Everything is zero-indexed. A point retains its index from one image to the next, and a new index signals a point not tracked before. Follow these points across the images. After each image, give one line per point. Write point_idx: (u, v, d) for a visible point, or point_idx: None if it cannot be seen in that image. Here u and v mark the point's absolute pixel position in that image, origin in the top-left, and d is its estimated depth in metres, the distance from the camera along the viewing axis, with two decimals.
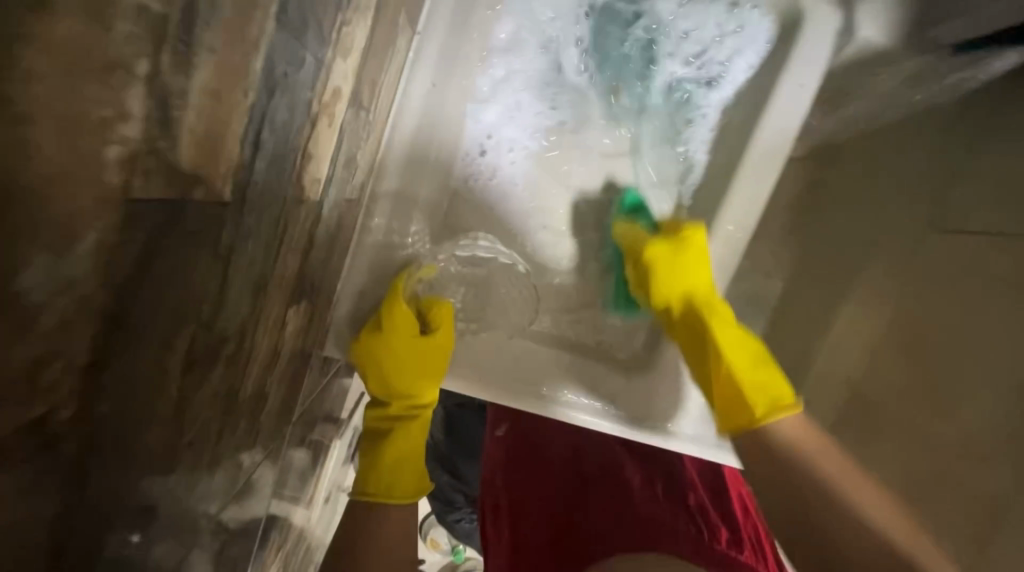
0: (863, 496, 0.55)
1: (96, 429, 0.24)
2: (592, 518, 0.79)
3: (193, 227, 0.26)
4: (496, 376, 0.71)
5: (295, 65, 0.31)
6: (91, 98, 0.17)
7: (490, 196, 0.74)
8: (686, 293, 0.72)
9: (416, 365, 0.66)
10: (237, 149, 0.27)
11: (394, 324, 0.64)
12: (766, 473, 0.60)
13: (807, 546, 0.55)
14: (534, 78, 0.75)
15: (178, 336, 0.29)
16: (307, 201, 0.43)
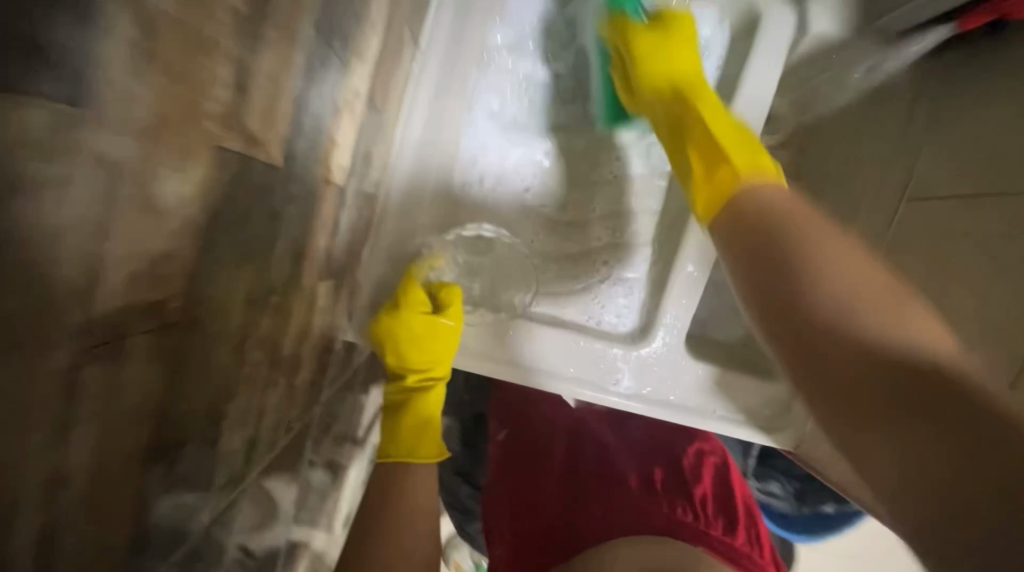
0: (906, 317, 0.42)
1: (187, 331, 0.31)
2: (592, 503, 0.84)
3: (255, 180, 0.34)
4: (498, 352, 0.79)
5: (324, 65, 0.40)
6: (203, 67, 0.26)
7: (486, 184, 0.82)
8: (675, 109, 0.70)
9: (434, 335, 0.72)
10: (285, 123, 0.36)
11: (409, 297, 0.72)
12: (766, 213, 0.51)
13: (909, 377, 0.39)
14: (512, 65, 0.82)
15: (241, 271, 0.36)
16: (332, 185, 0.51)
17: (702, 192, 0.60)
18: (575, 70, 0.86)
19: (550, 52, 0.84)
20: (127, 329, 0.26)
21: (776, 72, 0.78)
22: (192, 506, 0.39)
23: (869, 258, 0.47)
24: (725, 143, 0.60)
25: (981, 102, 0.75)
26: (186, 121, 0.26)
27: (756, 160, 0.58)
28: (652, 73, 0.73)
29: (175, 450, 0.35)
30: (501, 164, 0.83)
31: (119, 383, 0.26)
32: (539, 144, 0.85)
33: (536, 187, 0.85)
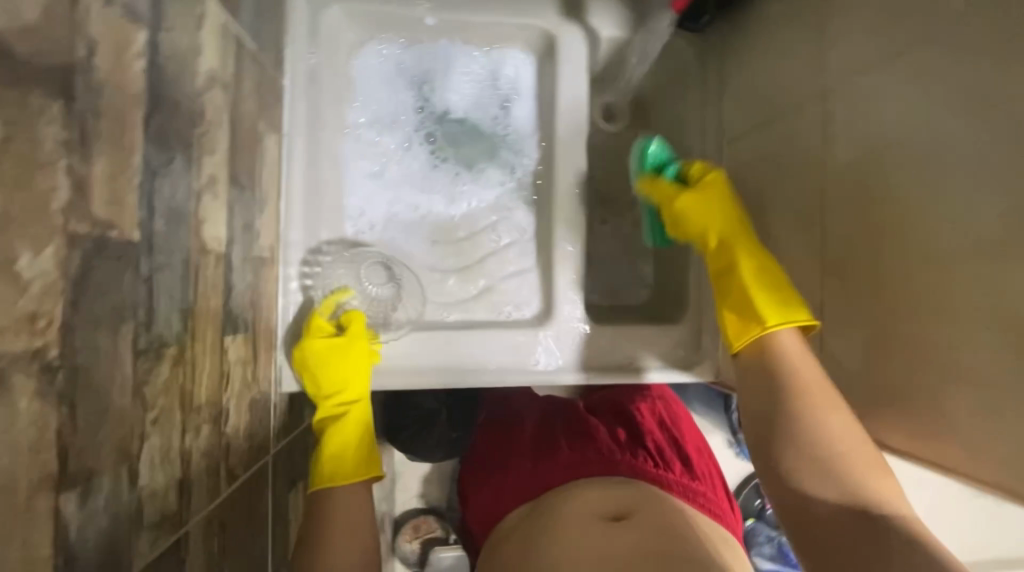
0: (846, 439, 0.68)
1: (70, 373, 0.41)
2: (563, 463, 0.92)
3: (113, 253, 0.45)
4: (405, 366, 0.92)
5: (167, 162, 0.53)
6: (42, 177, 0.37)
7: (378, 227, 0.96)
8: (722, 231, 0.82)
9: (337, 362, 0.84)
10: (134, 208, 0.48)
11: (312, 331, 0.85)
12: (762, 381, 0.74)
13: (844, 502, 0.65)
14: (372, 131, 0.95)
15: (120, 327, 0.47)
16: (211, 253, 0.63)
17: (733, 306, 0.79)
18: (431, 117, 0.98)
19: (406, 109, 0.97)
20: (6, 371, 0.35)
21: (583, 73, 0.96)
22: (116, 536, 0.47)
23: (830, 385, 0.71)
24: (739, 267, 0.80)
25: (746, 54, 0.92)
26: (30, 219, 0.36)
27: (784, 298, 0.77)
28: (692, 215, 0.84)
29: (88, 481, 0.43)
30: (389, 209, 0.97)
31: (10, 419, 0.36)
32: (414, 184, 0.98)
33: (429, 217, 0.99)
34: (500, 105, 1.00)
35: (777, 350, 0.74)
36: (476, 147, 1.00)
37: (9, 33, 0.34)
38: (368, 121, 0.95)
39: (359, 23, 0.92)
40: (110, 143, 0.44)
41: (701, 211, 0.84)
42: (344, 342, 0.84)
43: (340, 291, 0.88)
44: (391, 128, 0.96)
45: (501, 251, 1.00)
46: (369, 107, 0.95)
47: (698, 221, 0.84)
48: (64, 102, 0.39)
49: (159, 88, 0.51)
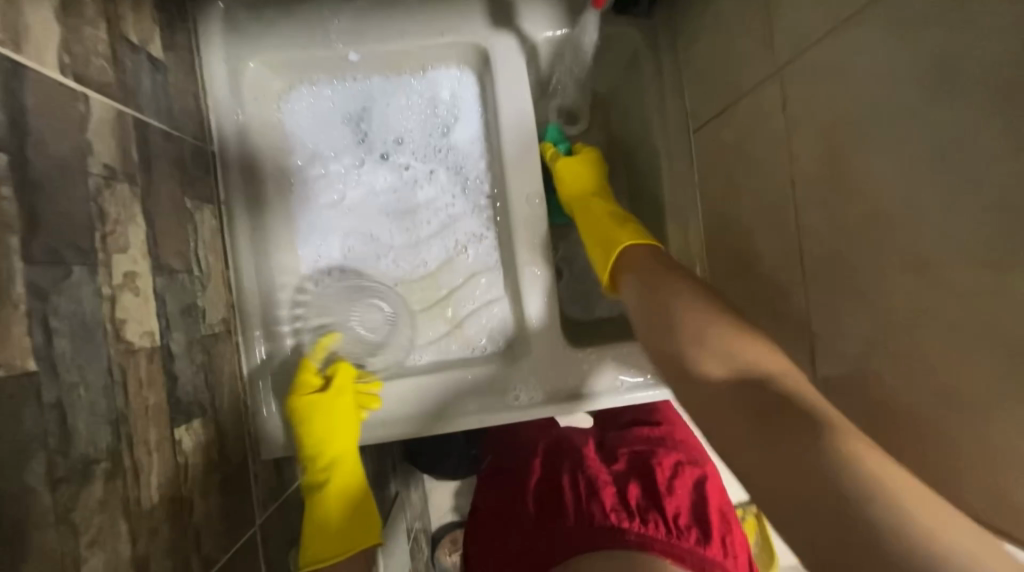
0: (803, 385, 0.56)
1: None
2: (569, 524, 0.89)
3: (4, 391, 0.44)
4: (392, 419, 0.89)
5: (62, 277, 0.51)
6: None
7: (336, 271, 0.92)
8: (595, 195, 0.91)
9: (325, 417, 0.84)
10: (23, 338, 0.46)
11: (300, 385, 0.84)
12: (676, 361, 0.68)
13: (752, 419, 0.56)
14: (315, 177, 0.92)
15: (29, 463, 0.45)
16: (141, 350, 0.61)
17: (592, 240, 0.86)
18: (373, 150, 0.93)
19: (347, 146, 0.93)
20: None
21: (523, 82, 0.89)
22: None
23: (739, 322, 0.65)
24: (577, 198, 0.91)
25: (699, 31, 0.83)
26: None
27: (628, 228, 0.82)
28: (569, 175, 0.92)
29: None
30: (342, 248, 0.93)
31: None
32: (364, 224, 0.93)
33: (385, 251, 0.94)
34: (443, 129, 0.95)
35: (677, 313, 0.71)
36: (424, 176, 0.95)
37: None
38: (308, 166, 0.92)
39: (285, 70, 0.89)
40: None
41: (580, 173, 0.94)
42: (332, 394, 0.84)
43: (331, 335, 0.89)
44: (333, 170, 0.92)
45: (468, 282, 0.94)
46: (308, 152, 0.92)
47: (576, 172, 0.93)
48: None
49: (39, 205, 0.49)
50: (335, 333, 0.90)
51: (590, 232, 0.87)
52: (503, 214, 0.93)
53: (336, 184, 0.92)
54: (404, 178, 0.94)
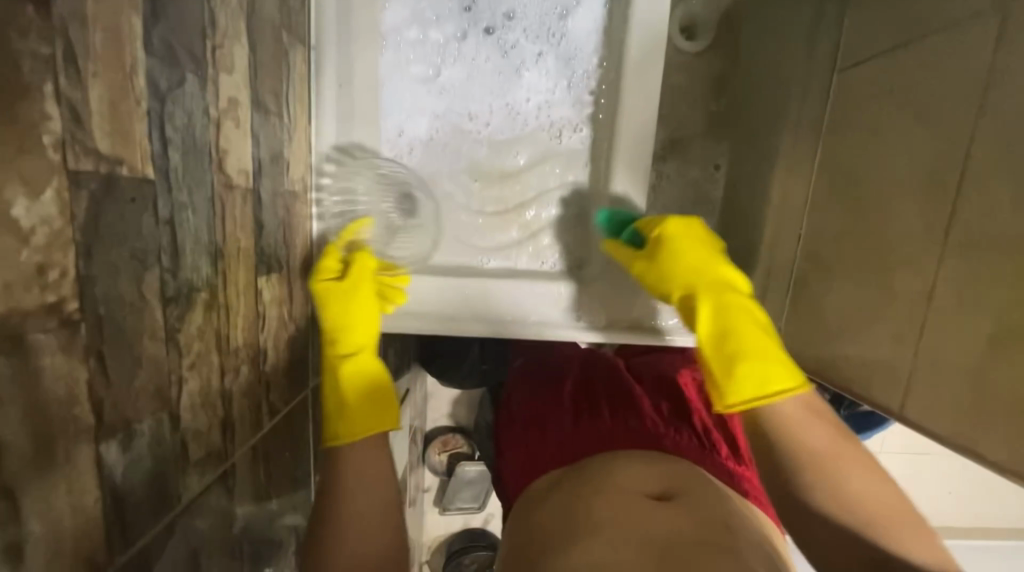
0: (845, 478, 0.66)
1: (93, 328, 0.38)
2: (600, 422, 0.84)
3: (129, 193, 0.41)
4: (445, 320, 0.86)
5: (178, 84, 0.46)
6: (31, 106, 0.32)
7: (418, 149, 0.86)
8: (688, 274, 0.76)
9: (341, 307, 0.74)
10: (145, 139, 0.42)
11: (319, 271, 0.76)
12: (777, 448, 0.69)
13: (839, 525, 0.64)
14: (413, 39, 0.83)
15: (147, 275, 0.44)
16: (237, 189, 0.58)
17: (706, 286, 0.76)
18: (480, 20, 0.84)
19: (454, 12, 0.83)
20: (27, 328, 0.33)
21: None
22: (158, 474, 0.47)
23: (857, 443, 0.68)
24: (739, 307, 0.73)
25: None
26: (20, 165, 0.31)
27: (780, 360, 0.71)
28: (678, 266, 0.77)
29: (128, 430, 0.43)
30: (429, 126, 0.86)
31: (32, 374, 0.34)
32: (456, 104, 0.86)
33: (475, 140, 0.87)
34: (561, 12, 0.84)
35: (777, 408, 0.70)
36: (531, 63, 0.86)
37: None
38: (407, 26, 0.82)
39: None
40: (104, 63, 0.37)
41: (676, 267, 0.78)
42: (350, 284, 0.74)
43: (360, 222, 0.79)
44: (434, 35, 0.83)
45: (550, 195, 0.90)
46: (411, 9, 0.82)
47: (686, 269, 0.76)
48: (38, 7, 0.32)
49: None
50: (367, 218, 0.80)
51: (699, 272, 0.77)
52: (606, 121, 0.86)
53: (435, 53, 0.84)
54: (509, 62, 0.85)
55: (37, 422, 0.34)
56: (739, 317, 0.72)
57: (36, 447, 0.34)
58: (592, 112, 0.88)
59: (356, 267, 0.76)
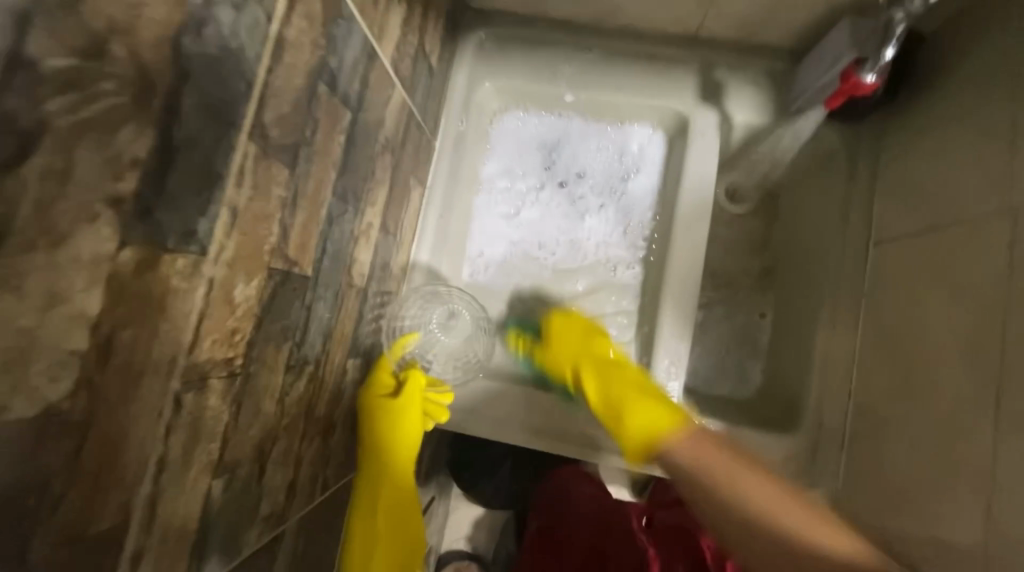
0: (783, 514, 0.66)
1: (238, 381, 0.49)
2: None
3: (292, 284, 0.55)
4: (496, 426, 0.92)
5: (342, 212, 0.64)
6: (265, 225, 0.48)
7: (493, 268, 1.03)
8: (574, 359, 0.91)
9: (392, 424, 0.83)
10: (314, 249, 0.58)
11: (374, 384, 0.83)
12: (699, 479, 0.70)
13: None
14: (503, 187, 1.05)
15: (281, 346, 0.56)
16: (353, 287, 0.73)
17: (608, 409, 0.83)
18: (557, 176, 1.05)
19: (537, 170, 1.05)
20: (207, 373, 0.44)
21: (714, 154, 0.96)
22: (232, 523, 0.53)
23: (819, 514, 0.66)
24: (570, 347, 0.91)
25: (907, 154, 0.87)
26: (248, 262, 0.46)
27: (654, 406, 0.78)
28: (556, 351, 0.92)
29: (231, 471, 0.51)
30: (504, 252, 1.04)
31: (200, 409, 0.44)
32: (532, 238, 1.04)
33: (542, 266, 1.03)
34: (623, 176, 1.04)
35: (677, 454, 0.73)
36: (594, 211, 1.04)
37: (270, 123, 0.45)
38: (499, 176, 1.05)
39: (507, 96, 1.04)
40: (309, 198, 0.55)
41: (553, 356, 0.93)
42: (401, 402, 0.83)
43: (411, 337, 0.88)
44: (519, 185, 1.05)
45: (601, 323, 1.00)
46: (504, 165, 1.05)
47: (563, 355, 0.92)
48: (289, 168, 0.50)
49: (349, 155, 0.63)
50: (415, 334, 0.90)
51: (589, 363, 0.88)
52: (656, 263, 1.00)
53: (518, 198, 1.05)
54: (575, 209, 1.04)
55: (185, 449, 0.43)
56: (608, 374, 0.85)
57: (175, 471, 0.43)
58: (644, 254, 1.02)
59: (408, 387, 0.84)
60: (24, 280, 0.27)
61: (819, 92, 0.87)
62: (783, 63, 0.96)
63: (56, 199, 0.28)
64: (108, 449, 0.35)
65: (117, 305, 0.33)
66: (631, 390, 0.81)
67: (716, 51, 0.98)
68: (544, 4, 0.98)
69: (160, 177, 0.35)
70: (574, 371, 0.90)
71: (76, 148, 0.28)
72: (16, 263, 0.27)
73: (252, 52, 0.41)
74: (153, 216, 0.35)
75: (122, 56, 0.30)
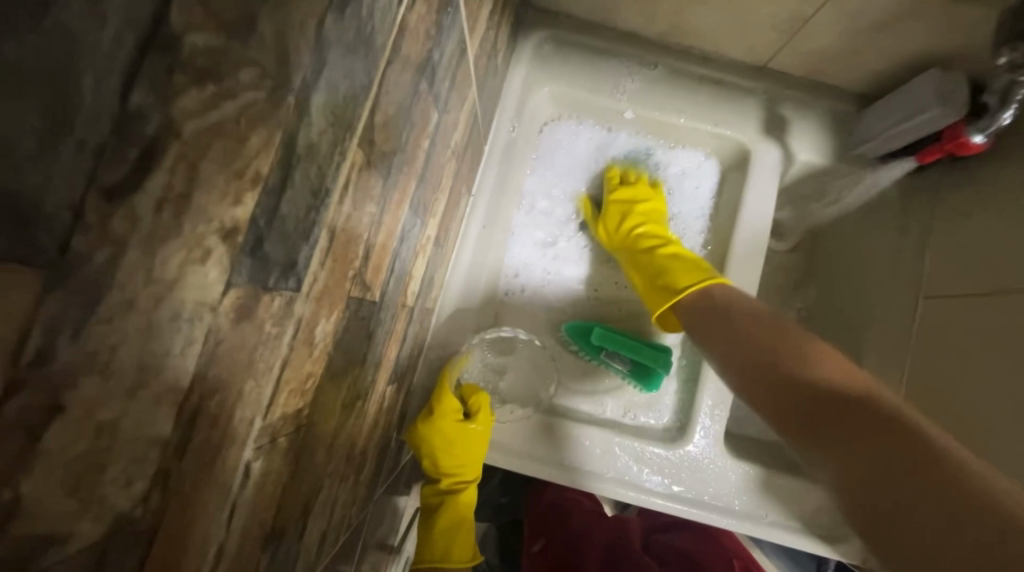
0: (824, 365, 0.64)
1: (300, 434, 0.40)
2: None
3: (361, 312, 0.47)
4: (525, 461, 0.84)
5: (412, 227, 0.55)
6: (354, 250, 0.39)
7: (533, 286, 0.97)
8: (640, 220, 0.95)
9: (462, 447, 0.81)
10: (385, 272, 0.50)
11: (441, 409, 0.79)
12: (748, 326, 0.74)
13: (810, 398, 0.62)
14: (547, 202, 1.00)
15: (341, 383, 0.47)
16: (404, 306, 0.64)
17: (646, 261, 0.92)
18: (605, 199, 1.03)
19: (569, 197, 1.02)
20: (277, 432, 0.35)
21: (774, 191, 0.93)
22: None
23: (826, 354, 0.66)
24: (619, 210, 0.96)
25: (966, 211, 0.87)
26: (333, 294, 0.38)
27: (695, 264, 0.87)
28: (619, 201, 0.97)
29: (278, 538, 0.42)
30: (547, 270, 0.98)
31: (265, 474, 0.35)
32: (577, 259, 1.01)
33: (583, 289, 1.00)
34: (666, 205, 1.04)
35: (691, 299, 0.83)
36: None
37: (379, 128, 0.37)
38: (545, 190, 1.00)
39: (561, 105, 0.97)
40: (392, 214, 0.46)
41: (627, 200, 0.97)
42: (472, 426, 0.81)
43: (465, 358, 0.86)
44: (566, 203, 1.01)
45: (639, 367, 0.93)
46: (551, 179, 1.01)
47: (631, 211, 0.95)
48: (383, 179, 0.41)
49: (428, 162, 0.54)
50: (467, 356, 0.87)
51: (642, 218, 0.96)
52: None
53: (555, 227, 1.00)
54: None
55: (246, 526, 0.34)
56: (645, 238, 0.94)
57: (232, 556, 0.34)
58: None
59: (477, 413, 0.83)
60: (114, 352, 0.19)
61: (889, 140, 0.86)
62: (845, 106, 0.95)
63: (169, 237, 0.19)
64: (172, 556, 0.26)
65: (209, 369, 0.25)
66: (675, 254, 0.91)
67: (782, 85, 0.95)
68: (614, 13, 0.92)
69: (278, 198, 0.26)
70: (631, 235, 0.95)
71: (201, 166, 0.20)
72: (111, 332, 0.18)
73: (380, 40, 0.33)
74: (262, 248, 0.26)
75: (264, 38, 0.22)
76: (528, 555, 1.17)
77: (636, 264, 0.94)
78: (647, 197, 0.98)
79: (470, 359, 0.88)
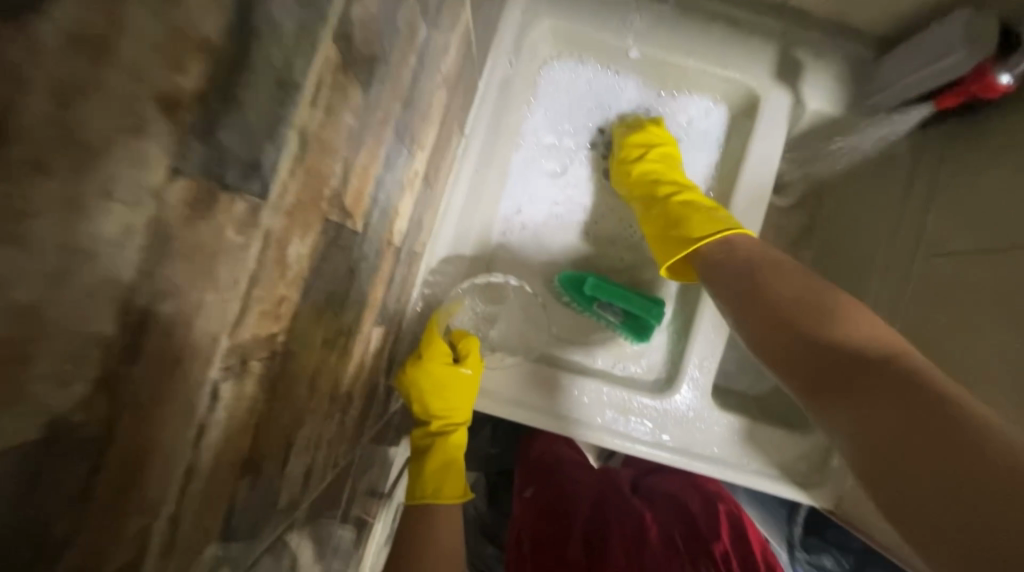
0: (856, 327, 0.64)
1: (277, 360, 0.38)
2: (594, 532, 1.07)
3: (343, 241, 0.44)
4: (515, 407, 0.85)
5: (398, 155, 0.52)
6: (331, 166, 0.36)
7: (530, 229, 0.95)
8: (652, 170, 0.91)
9: (451, 390, 0.81)
10: (367, 200, 0.47)
11: (430, 353, 0.78)
12: (775, 282, 0.73)
13: (830, 358, 0.63)
14: (545, 143, 0.95)
15: (322, 315, 0.45)
16: (391, 246, 0.62)
17: (659, 210, 0.89)
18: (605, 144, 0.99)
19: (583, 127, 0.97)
20: (250, 354, 0.33)
21: (781, 140, 0.89)
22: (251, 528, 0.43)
23: (861, 317, 0.66)
24: (633, 159, 0.91)
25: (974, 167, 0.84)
26: (308, 213, 0.35)
27: (711, 213, 0.84)
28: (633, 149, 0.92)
29: (257, 467, 0.41)
30: (547, 214, 0.95)
31: (238, 398, 0.34)
32: (572, 201, 0.97)
33: (581, 232, 0.97)
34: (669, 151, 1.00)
35: (711, 253, 0.80)
36: None
37: (357, 23, 0.33)
38: (541, 130, 0.94)
39: (562, 42, 0.90)
40: (374, 134, 0.43)
41: (641, 149, 0.92)
42: (461, 370, 0.80)
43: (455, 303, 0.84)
44: (564, 144, 0.96)
45: (632, 319, 0.93)
46: (550, 119, 0.95)
47: (643, 159, 0.91)
48: (363, 91, 0.37)
49: (415, 84, 0.50)
50: (456, 303, 0.85)
51: (657, 166, 0.91)
52: None
53: (566, 155, 0.96)
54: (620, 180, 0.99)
55: (218, 450, 0.33)
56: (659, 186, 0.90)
57: (205, 478, 0.32)
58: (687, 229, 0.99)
59: (467, 356, 0.82)
60: (34, 220, 0.16)
61: (903, 90, 0.82)
62: (865, 51, 0.90)
63: (88, 87, 0.16)
64: (132, 470, 0.25)
65: (158, 268, 0.22)
66: (692, 203, 0.87)
67: (801, 25, 0.89)
68: None
69: (232, 75, 0.23)
70: (647, 187, 0.91)
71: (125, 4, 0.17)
72: (23, 194, 0.15)
73: None
74: (217, 134, 0.23)
75: None
76: (517, 499, 1.19)
77: (650, 215, 0.90)
78: (661, 143, 0.93)
79: (460, 306, 0.87)
